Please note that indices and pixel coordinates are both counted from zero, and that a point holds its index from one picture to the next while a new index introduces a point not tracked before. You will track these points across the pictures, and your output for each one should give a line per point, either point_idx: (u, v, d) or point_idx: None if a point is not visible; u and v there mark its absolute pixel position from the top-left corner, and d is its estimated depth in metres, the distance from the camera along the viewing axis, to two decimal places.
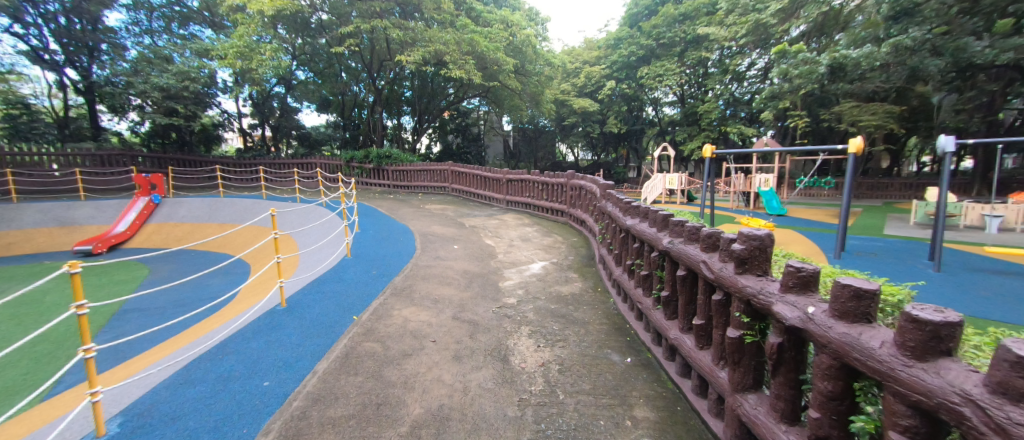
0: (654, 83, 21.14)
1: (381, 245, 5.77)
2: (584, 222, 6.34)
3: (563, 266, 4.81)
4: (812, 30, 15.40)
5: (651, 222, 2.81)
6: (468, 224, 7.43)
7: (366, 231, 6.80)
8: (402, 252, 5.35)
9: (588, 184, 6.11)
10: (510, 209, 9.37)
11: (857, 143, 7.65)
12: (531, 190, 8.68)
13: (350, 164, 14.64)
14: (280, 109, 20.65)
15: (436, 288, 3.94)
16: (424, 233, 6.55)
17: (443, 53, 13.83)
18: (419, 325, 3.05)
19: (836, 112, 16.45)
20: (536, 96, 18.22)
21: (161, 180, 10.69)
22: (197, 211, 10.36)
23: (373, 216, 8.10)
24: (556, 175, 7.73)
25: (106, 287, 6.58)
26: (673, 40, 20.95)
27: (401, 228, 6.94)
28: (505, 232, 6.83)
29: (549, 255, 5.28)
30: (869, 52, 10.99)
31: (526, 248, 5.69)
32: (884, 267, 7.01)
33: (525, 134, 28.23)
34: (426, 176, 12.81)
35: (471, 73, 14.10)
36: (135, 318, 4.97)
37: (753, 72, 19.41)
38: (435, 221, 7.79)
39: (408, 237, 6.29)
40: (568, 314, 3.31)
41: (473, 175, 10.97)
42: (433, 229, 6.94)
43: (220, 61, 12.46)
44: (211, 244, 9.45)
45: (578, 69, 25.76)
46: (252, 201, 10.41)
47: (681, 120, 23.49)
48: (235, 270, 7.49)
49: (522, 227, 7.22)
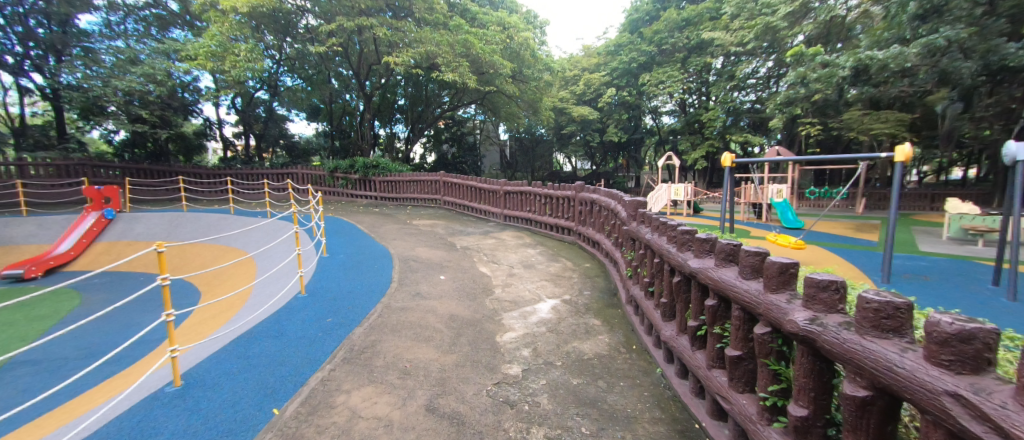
0: (656, 90, 20.34)
1: (347, 274, 4.71)
2: (598, 244, 5.31)
3: (578, 306, 3.74)
4: (819, 36, 14.82)
5: (743, 269, 1.73)
6: (458, 245, 6.34)
7: (337, 253, 5.78)
8: (370, 285, 4.28)
9: (606, 199, 5.08)
10: (508, 225, 8.30)
11: (906, 150, 6.75)
12: (533, 203, 7.65)
13: (335, 174, 13.57)
14: (266, 116, 19.55)
15: (409, 347, 2.86)
16: (406, 258, 5.45)
17: (435, 55, 12.88)
18: (371, 428, 1.97)
19: (845, 120, 15.60)
20: (534, 103, 17.36)
21: (115, 193, 9.53)
22: (155, 227, 9.27)
23: (348, 234, 7.08)
24: (562, 187, 6.70)
25: (17, 324, 5.43)
26: (676, 46, 20.25)
27: (377, 250, 5.92)
28: (504, 255, 5.75)
29: (559, 290, 4.20)
30: (898, 53, 10.06)
31: (529, 279, 4.60)
32: (948, 295, 6.06)
33: (522, 143, 27.26)
34: (416, 187, 11.75)
35: (466, 76, 13.09)
36: (14, 379, 3.77)
37: (759, 79, 18.67)
38: (420, 240, 6.69)
39: (382, 262, 5.27)
40: (599, 400, 2.23)
41: (467, 186, 9.94)
42: (417, 251, 5.84)
43: (189, 62, 11.37)
44: (165, 266, 8.28)
45: (577, 76, 24.89)
46: (217, 216, 9.31)
47: (683, 129, 22.80)
48: (180, 300, 6.38)
49: (523, 248, 6.18)
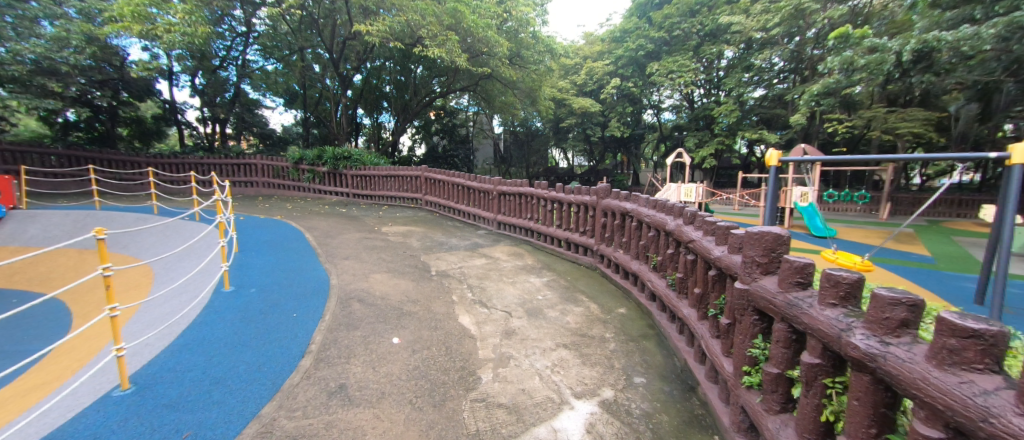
0: (665, 81, 18.55)
1: (235, 332, 2.91)
2: (639, 278, 3.59)
3: (636, 426, 2.01)
4: (852, 20, 13.21)
5: None
6: (433, 269, 4.54)
7: (248, 279, 3.96)
8: (258, 362, 2.50)
9: (656, 213, 3.35)
10: (503, 235, 6.57)
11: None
12: (536, 210, 5.91)
13: (299, 166, 11.59)
14: (233, 98, 17.36)
15: None
16: (351, 294, 3.67)
17: (417, 27, 10.95)
18: None
19: (866, 116, 14.13)
20: (532, 92, 15.58)
21: (6, 185, 7.68)
22: (56, 229, 7.46)
23: (284, 247, 5.26)
24: (576, 190, 4.98)
25: None
26: (688, 32, 18.56)
27: (314, 276, 4.13)
28: (499, 290, 3.95)
29: (592, 374, 2.46)
30: (972, 33, 8.33)
31: (538, 344, 2.81)
32: None
33: (517, 137, 25.36)
34: (394, 184, 9.93)
35: (455, 53, 11.16)
36: None
37: (777, 71, 17.05)
38: (382, 259, 4.86)
39: (308, 300, 3.49)
40: None
41: (452, 185, 8.16)
42: (371, 281, 4.01)
43: (112, 25, 9.30)
44: (54, 281, 6.41)
45: (578, 65, 22.97)
46: (135, 216, 7.47)
47: (689, 125, 21.28)
48: (32, 339, 4.51)
49: (524, 276, 4.41)
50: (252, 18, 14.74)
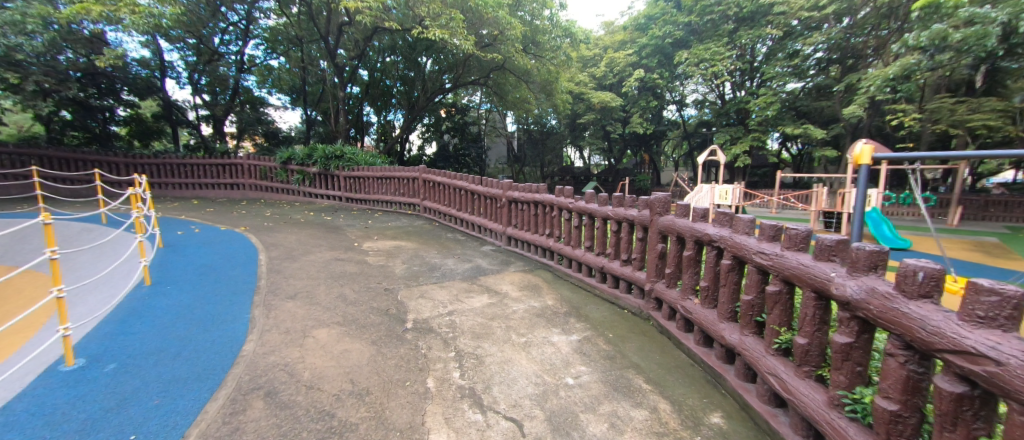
0: (696, 71, 16.75)
1: None
2: (754, 367, 2.01)
3: None
4: None
5: None
6: (410, 318, 3.12)
7: (117, 343, 2.56)
8: None
9: (799, 258, 1.79)
10: (513, 253, 5.13)
11: None
12: (556, 224, 4.45)
13: (288, 167, 10.37)
14: (233, 97, 16.12)
15: None
16: (258, 376, 2.24)
17: (416, 5, 9.60)
18: None
19: (935, 105, 12.17)
20: (548, 85, 14.11)
21: None
22: None
23: (217, 277, 3.89)
24: (617, 201, 3.48)
25: None
26: (721, 15, 16.74)
27: (223, 336, 2.70)
28: (505, 364, 2.47)
29: None
30: None
31: None
32: None
33: (531, 135, 23.89)
34: (389, 187, 8.60)
35: (460, 36, 9.74)
36: None
37: (818, 60, 15.25)
38: (342, 300, 3.42)
39: (181, 394, 2.07)
40: None
41: (454, 189, 6.77)
42: (307, 346, 2.58)
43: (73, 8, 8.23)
44: None
45: (598, 56, 21.27)
46: (79, 227, 6.17)
47: (720, 120, 19.40)
48: None
49: (542, 333, 2.91)
50: (252, 10, 13.79)
